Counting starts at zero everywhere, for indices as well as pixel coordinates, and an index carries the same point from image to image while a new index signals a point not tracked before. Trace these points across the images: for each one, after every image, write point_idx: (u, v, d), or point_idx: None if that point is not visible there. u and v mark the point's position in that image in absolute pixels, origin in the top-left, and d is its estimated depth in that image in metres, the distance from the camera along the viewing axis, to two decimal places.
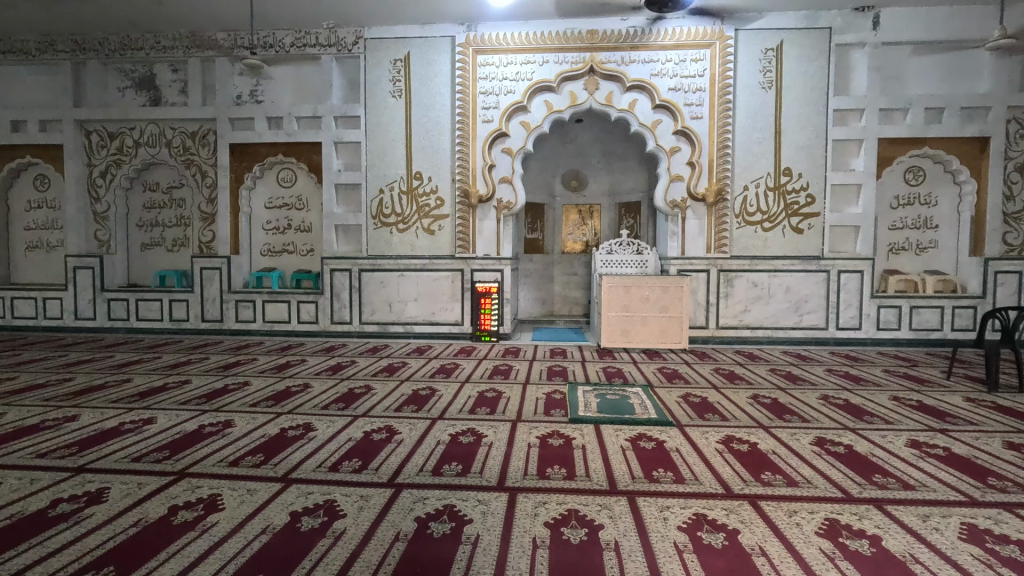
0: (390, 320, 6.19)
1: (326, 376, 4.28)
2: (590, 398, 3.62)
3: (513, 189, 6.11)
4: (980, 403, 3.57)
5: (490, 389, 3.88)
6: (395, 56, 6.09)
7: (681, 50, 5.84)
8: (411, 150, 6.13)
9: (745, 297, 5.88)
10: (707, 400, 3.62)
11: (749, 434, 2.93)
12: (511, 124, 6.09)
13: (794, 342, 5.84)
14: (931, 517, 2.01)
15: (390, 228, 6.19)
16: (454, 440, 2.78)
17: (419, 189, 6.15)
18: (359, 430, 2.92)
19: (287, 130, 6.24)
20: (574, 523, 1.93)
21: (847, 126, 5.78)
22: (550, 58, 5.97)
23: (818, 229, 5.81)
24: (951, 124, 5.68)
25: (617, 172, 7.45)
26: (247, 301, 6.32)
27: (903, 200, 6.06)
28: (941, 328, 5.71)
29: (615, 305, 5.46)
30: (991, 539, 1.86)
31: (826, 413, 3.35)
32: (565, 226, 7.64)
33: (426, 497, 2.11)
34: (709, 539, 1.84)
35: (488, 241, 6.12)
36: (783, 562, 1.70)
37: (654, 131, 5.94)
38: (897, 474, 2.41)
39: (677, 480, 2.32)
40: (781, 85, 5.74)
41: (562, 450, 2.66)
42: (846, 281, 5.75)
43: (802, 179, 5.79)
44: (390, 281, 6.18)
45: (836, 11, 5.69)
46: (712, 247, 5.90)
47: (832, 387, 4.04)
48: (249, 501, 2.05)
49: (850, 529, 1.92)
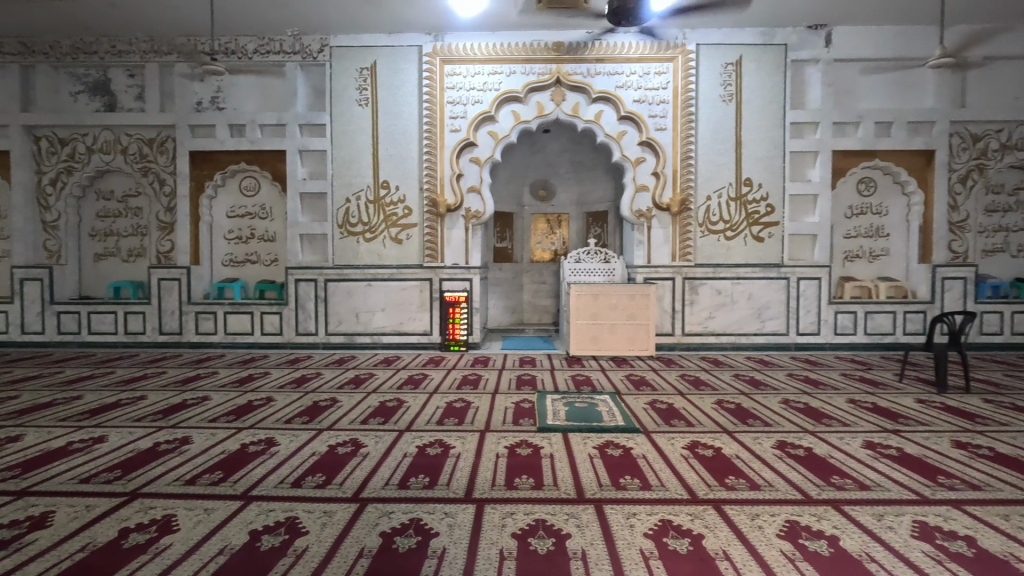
0: (357, 331, 6.10)
1: (290, 389, 4.17)
2: (558, 407, 3.63)
3: (481, 198, 6.12)
4: (930, 404, 3.72)
5: (459, 399, 3.86)
6: (361, 64, 6.05)
7: (645, 63, 5.97)
8: (379, 160, 6.08)
9: (709, 304, 6.01)
10: (674, 406, 3.68)
11: (713, 439, 2.99)
12: (479, 134, 6.10)
13: (757, 347, 5.99)
14: (885, 516, 2.08)
15: (357, 237, 6.11)
16: (421, 452, 2.75)
17: (386, 198, 6.10)
18: (323, 444, 2.86)
19: (250, 138, 6.13)
20: (541, 533, 1.93)
21: (804, 138, 5.99)
22: (518, 68, 6.02)
23: (778, 238, 5.99)
24: (899, 138, 5.96)
25: (584, 181, 7.54)
26: (208, 313, 6.14)
27: (857, 209, 6.30)
28: (893, 332, 5.95)
29: (583, 313, 5.50)
30: (941, 536, 1.93)
31: (787, 416, 3.44)
32: (533, 235, 7.69)
33: (392, 511, 2.08)
34: (674, 545, 1.86)
35: (456, 250, 6.10)
36: (745, 566, 1.72)
37: (619, 141, 6.04)
38: (853, 475, 2.49)
39: (643, 487, 2.34)
40: (740, 98, 5.92)
41: (530, 460, 2.65)
42: (804, 288, 5.95)
43: (762, 189, 5.97)
44: (358, 290, 6.09)
45: (792, 28, 5.92)
46: (676, 255, 6.01)
47: (792, 391, 4.16)
48: (206, 521, 1.98)
49: (809, 530, 1.97)
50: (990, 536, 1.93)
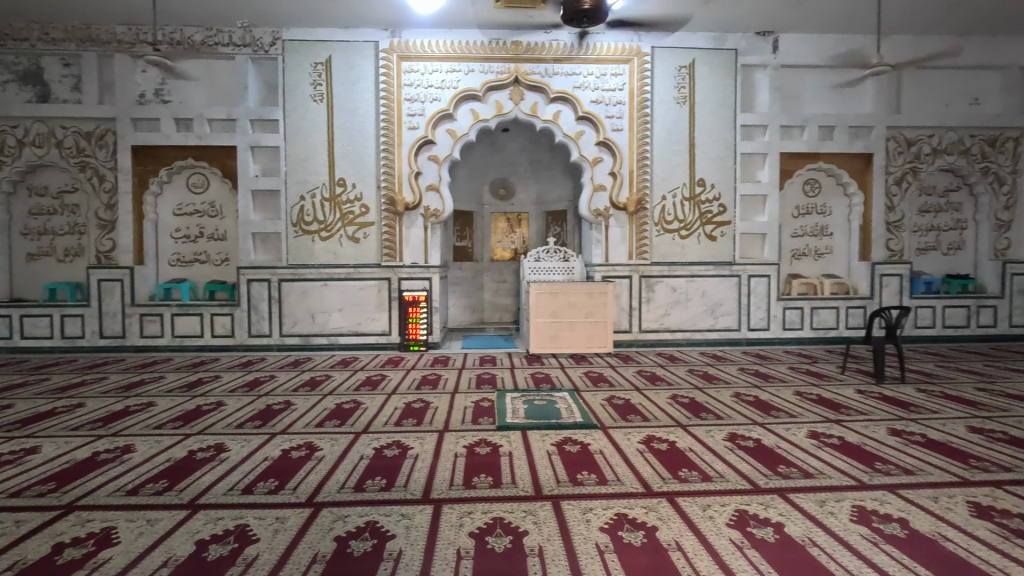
0: (313, 332, 5.95)
1: (242, 393, 4.03)
2: (518, 405, 3.65)
3: (440, 196, 6.08)
4: (870, 394, 3.92)
5: (418, 399, 3.82)
6: (315, 59, 5.91)
7: (602, 64, 6.05)
8: (334, 156, 5.96)
9: (665, 301, 6.15)
10: (631, 402, 3.75)
11: (668, 433, 3.06)
12: (438, 132, 6.06)
13: (711, 343, 6.18)
14: (827, 502, 2.18)
15: (313, 236, 5.96)
16: (378, 454, 2.71)
17: (342, 196, 5.98)
18: (276, 449, 2.78)
19: (197, 133, 5.89)
20: (499, 531, 1.93)
21: (753, 141, 6.21)
22: (476, 67, 6.00)
23: (730, 237, 6.19)
24: (841, 141, 6.25)
25: (544, 180, 7.58)
26: (153, 315, 5.88)
27: (803, 209, 6.58)
28: (837, 326, 6.24)
29: (543, 312, 5.54)
30: (877, 519, 2.04)
31: (738, 409, 3.56)
32: (493, 234, 7.69)
33: (347, 515, 2.04)
34: (629, 538, 1.89)
35: (415, 249, 6.04)
36: (696, 555, 1.78)
37: (577, 141, 6.10)
38: (798, 464, 2.60)
39: (600, 482, 2.38)
40: (693, 101, 6.08)
41: (489, 459, 2.66)
42: (755, 285, 6.18)
43: (715, 189, 6.15)
44: (313, 290, 5.95)
45: (742, 34, 6.12)
46: (633, 254, 6.12)
47: (743, 384, 4.31)
48: (149, 533, 1.90)
49: (757, 518, 2.05)
50: (921, 518, 2.05)
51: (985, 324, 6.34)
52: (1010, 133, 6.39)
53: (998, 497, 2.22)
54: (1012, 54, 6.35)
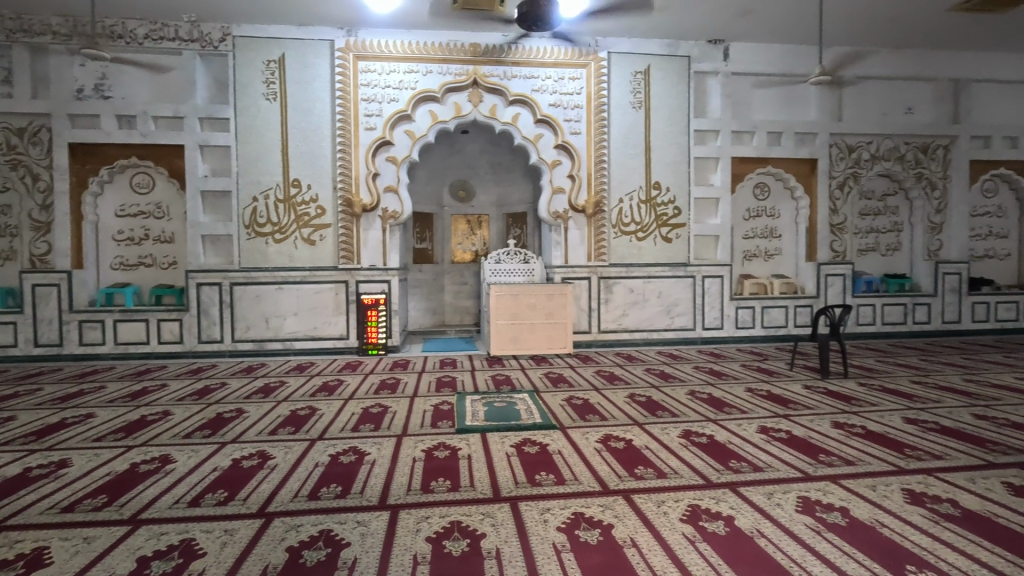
0: (267, 337, 5.78)
1: (190, 401, 3.88)
2: (478, 407, 3.64)
3: (398, 198, 6.02)
4: (815, 389, 4.09)
5: (376, 404, 3.76)
6: (268, 57, 5.75)
7: (560, 68, 6.11)
8: (288, 156, 5.81)
9: (623, 302, 6.25)
10: (589, 402, 3.80)
11: (625, 431, 3.12)
12: (395, 133, 5.99)
13: (667, 342, 6.32)
14: (775, 494, 2.27)
15: (266, 238, 5.79)
16: (334, 461, 2.66)
17: (297, 197, 5.84)
18: (226, 459, 2.69)
19: (142, 131, 5.64)
20: (456, 535, 1.93)
21: (706, 145, 6.40)
22: (434, 68, 5.97)
23: (685, 238, 6.36)
24: (788, 147, 6.51)
25: (503, 182, 7.60)
26: (94, 322, 5.58)
27: (753, 212, 6.82)
28: (786, 325, 6.50)
29: (503, 313, 5.55)
30: (821, 508, 2.14)
31: (693, 407, 3.66)
32: (453, 236, 7.66)
33: (300, 524, 1.99)
34: (585, 536, 1.92)
35: (373, 251, 5.95)
36: (650, 551, 1.82)
37: (536, 144, 6.15)
38: (748, 458, 2.69)
39: (558, 481, 2.40)
40: (649, 105, 6.22)
41: (448, 462, 2.64)
42: (709, 286, 6.37)
43: (670, 193, 6.31)
44: (267, 294, 5.78)
45: (694, 42, 6.30)
46: (592, 256, 6.20)
47: (698, 382, 4.43)
48: (86, 551, 1.80)
49: (708, 512, 2.11)
50: (860, 506, 2.15)
51: (920, 320, 6.72)
52: (940, 141, 6.81)
53: (930, 484, 2.36)
54: (941, 67, 6.77)
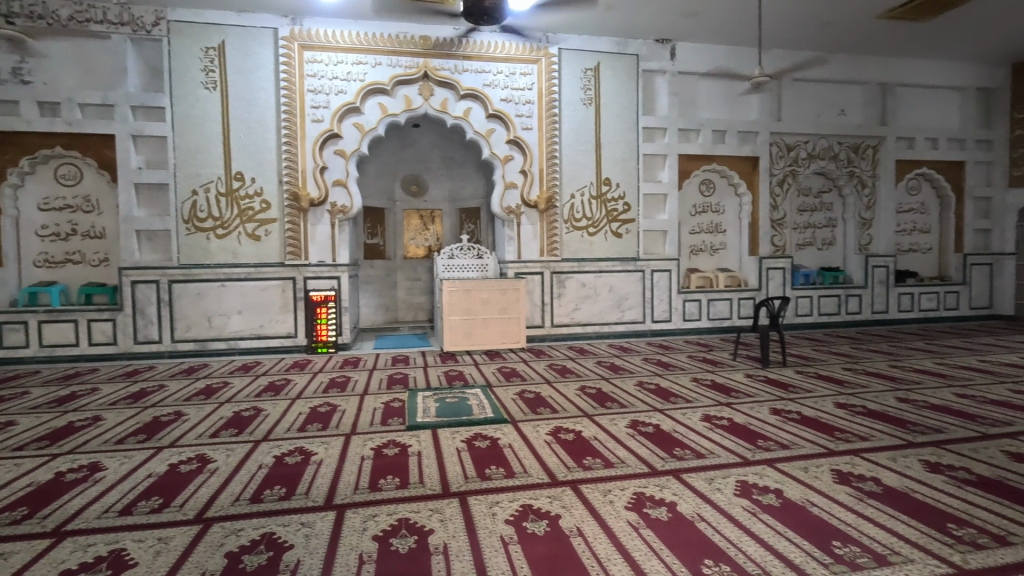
0: (210, 337, 5.55)
1: (124, 405, 3.68)
2: (429, 404, 3.60)
3: (348, 192, 5.89)
4: (756, 378, 4.28)
5: (325, 403, 3.68)
6: (206, 44, 5.49)
7: (511, 63, 6.12)
8: (230, 148, 5.58)
9: (575, 297, 6.34)
10: (541, 395, 3.84)
11: (575, 423, 3.17)
12: (344, 126, 5.85)
13: (618, 335, 6.46)
14: (715, 479, 2.36)
15: (207, 233, 5.55)
16: (279, 463, 2.59)
17: (240, 191, 5.62)
18: (162, 464, 2.57)
19: (66, 119, 5.29)
20: (404, 532, 1.91)
21: (655, 143, 6.56)
22: (383, 60, 5.86)
23: (634, 233, 6.50)
24: (731, 145, 6.76)
25: (456, 177, 7.56)
26: (16, 323, 5.21)
27: (700, 208, 7.03)
28: (730, 316, 6.77)
29: (456, 309, 5.53)
30: (757, 491, 2.24)
31: (641, 397, 3.76)
32: (406, 231, 7.55)
33: (241, 529, 1.93)
34: (533, 527, 1.94)
35: (322, 246, 5.81)
36: (596, 539, 1.86)
37: (488, 139, 6.12)
38: (691, 445, 2.79)
39: (508, 475, 2.42)
40: (599, 102, 6.31)
41: (398, 459, 2.62)
42: (657, 280, 6.55)
43: (620, 189, 6.43)
44: (209, 292, 5.54)
45: (642, 41, 6.43)
46: (545, 251, 6.25)
47: (647, 373, 4.56)
48: (2, 568, 1.69)
49: (652, 499, 2.17)
50: (793, 487, 2.27)
51: (853, 311, 7.12)
52: (869, 141, 7.22)
53: (856, 464, 2.51)
54: (870, 72, 7.17)
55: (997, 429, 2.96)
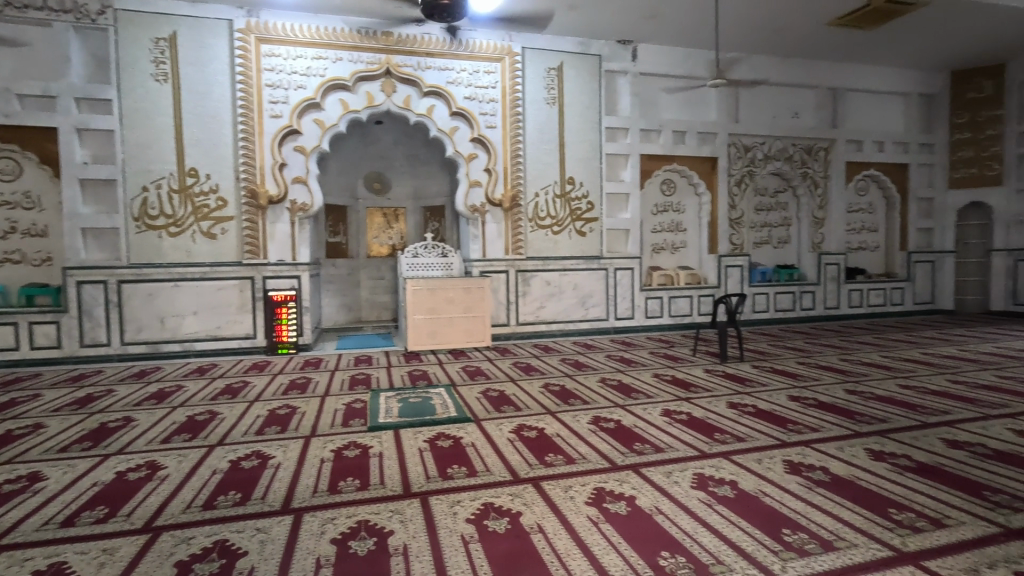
0: (163, 339, 5.35)
1: (68, 412, 3.51)
2: (392, 404, 3.57)
3: (308, 189, 5.77)
4: (715, 373, 4.39)
5: (284, 405, 3.59)
6: (156, 34, 5.28)
7: (475, 61, 6.10)
8: (182, 143, 5.38)
9: (540, 295, 6.37)
10: (505, 393, 3.85)
11: (538, 421, 3.19)
12: (304, 122, 5.72)
13: (583, 333, 6.53)
14: (673, 472, 2.41)
15: (159, 232, 5.35)
16: (235, 467, 2.52)
17: (194, 188, 5.43)
18: (109, 472, 2.47)
19: (3, 110, 5.01)
20: (363, 534, 1.89)
21: (617, 142, 6.65)
22: (344, 55, 5.75)
23: (598, 232, 6.58)
24: (691, 145, 6.92)
25: (420, 175, 7.49)
26: None
27: (661, 207, 7.16)
28: (691, 313, 6.94)
29: (420, 308, 5.48)
30: (713, 483, 2.30)
31: (603, 393, 3.81)
32: (369, 229, 7.44)
33: (192, 537, 1.87)
34: (494, 526, 1.95)
35: (281, 245, 5.67)
36: (556, 536, 1.87)
37: (452, 137, 6.09)
38: (651, 440, 2.84)
39: (470, 474, 2.42)
40: (562, 102, 6.35)
41: (359, 461, 2.58)
42: (620, 278, 6.65)
43: (583, 188, 6.49)
44: (161, 292, 5.34)
45: (604, 41, 6.51)
46: (509, 249, 6.26)
47: (609, 369, 4.63)
48: None
49: (612, 494, 2.20)
50: (747, 478, 2.34)
51: (807, 306, 7.39)
52: (821, 143, 7.50)
53: (806, 454, 2.60)
54: (822, 76, 7.44)
55: (936, 418, 3.12)
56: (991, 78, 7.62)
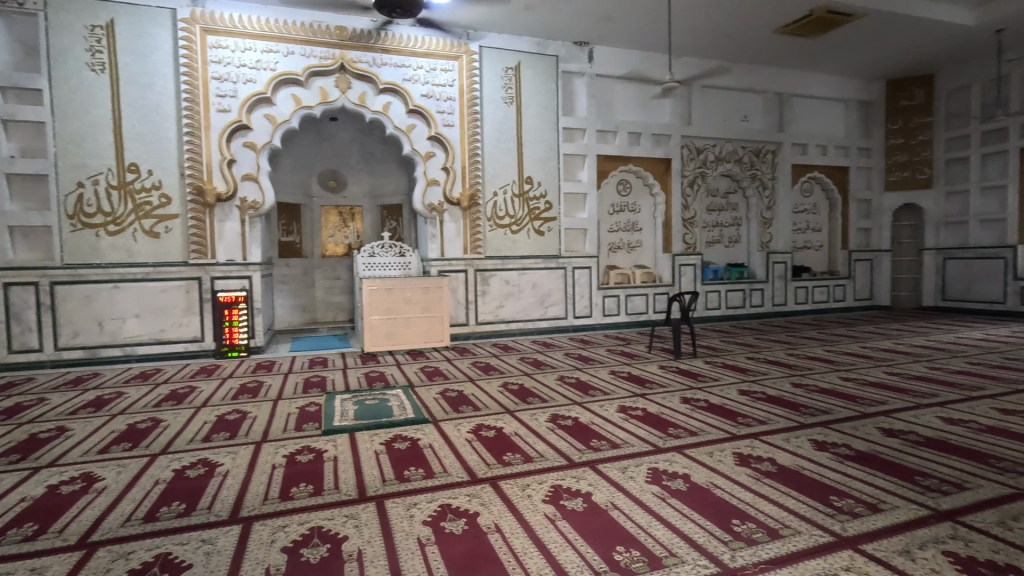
0: (102, 343, 5.07)
1: None
2: (347, 407, 3.49)
3: (259, 187, 5.59)
4: (670, 369, 4.50)
5: (233, 410, 3.46)
6: (91, 22, 5.00)
7: (432, 58, 6.04)
8: (122, 137, 5.11)
9: (498, 294, 6.37)
10: (463, 393, 3.83)
11: (496, 420, 3.19)
12: (254, 117, 5.53)
13: (542, 331, 6.57)
14: (628, 468, 2.45)
15: (96, 230, 5.06)
16: (179, 476, 2.41)
17: (135, 184, 5.17)
18: (39, 486, 2.32)
19: None
20: (316, 541, 1.84)
21: (574, 143, 6.73)
22: (296, 49, 5.59)
23: (556, 232, 6.63)
24: (646, 146, 7.07)
25: (376, 173, 7.37)
26: None
27: (618, 207, 7.28)
28: (647, 311, 7.09)
29: (377, 309, 5.39)
30: (667, 477, 2.35)
31: (561, 391, 3.84)
32: (324, 228, 7.27)
33: (131, 551, 1.78)
34: (451, 527, 1.93)
35: (231, 244, 5.48)
36: (513, 535, 1.87)
37: (409, 135, 6.01)
38: (608, 436, 2.88)
39: (426, 475, 2.39)
40: (520, 101, 6.37)
41: (312, 465, 2.52)
42: (579, 277, 6.73)
43: (541, 187, 6.53)
44: (100, 294, 5.05)
45: (561, 42, 6.57)
46: (468, 248, 6.24)
47: (568, 367, 4.67)
48: None
49: (569, 491, 2.22)
50: (699, 471, 2.41)
51: (756, 303, 7.66)
52: (769, 146, 7.79)
53: (755, 446, 2.70)
54: (769, 82, 7.73)
55: (874, 408, 3.29)
56: (922, 87, 8.11)
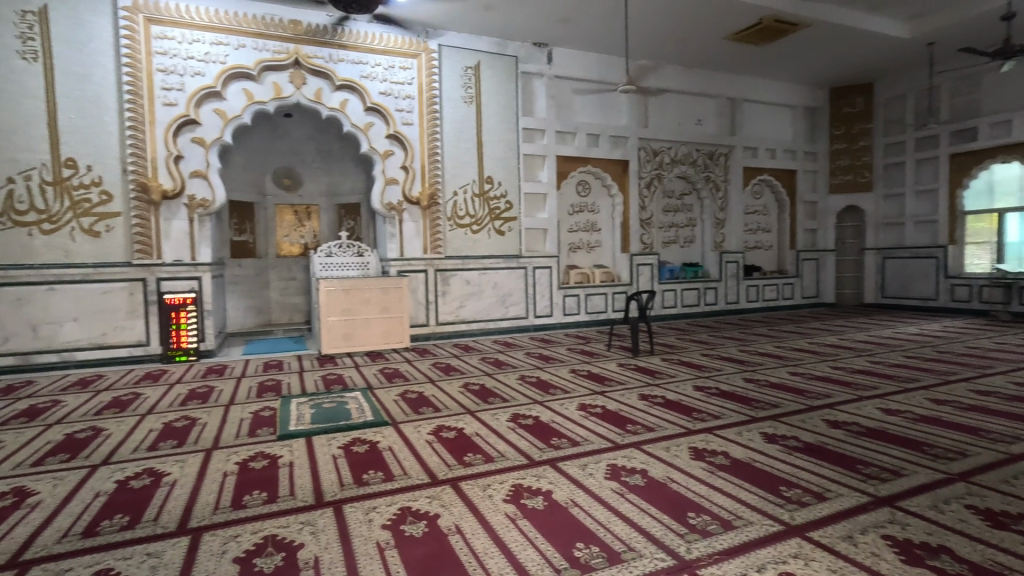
0: (35, 349, 4.77)
1: None
2: (304, 410, 3.41)
3: (208, 184, 5.38)
4: (629, 366, 4.58)
5: (181, 417, 3.32)
6: (23, 7, 4.70)
7: (390, 56, 5.96)
8: (57, 130, 4.82)
9: (459, 294, 6.34)
10: (423, 394, 3.80)
11: (457, 421, 3.17)
12: (202, 112, 5.32)
13: (503, 330, 6.58)
14: (588, 464, 2.49)
15: (29, 229, 4.75)
16: (122, 488, 2.29)
17: (72, 180, 4.89)
18: None
19: None
20: (270, 550, 1.79)
21: (534, 143, 6.77)
22: (247, 42, 5.41)
23: (516, 231, 6.65)
24: (604, 148, 7.18)
25: (333, 171, 7.20)
26: None
27: (577, 208, 7.36)
28: (606, 310, 7.20)
29: (334, 310, 5.28)
30: (625, 473, 2.40)
31: (522, 391, 3.85)
32: (278, 227, 7.06)
33: (68, 568, 1.68)
34: (410, 530, 1.91)
35: (178, 244, 5.26)
36: (474, 536, 1.87)
37: (367, 133, 5.91)
38: (568, 434, 2.91)
39: (386, 479, 2.36)
40: (479, 101, 6.36)
41: (267, 472, 2.44)
42: (539, 276, 6.77)
43: (501, 187, 6.53)
44: (33, 296, 4.75)
45: (520, 43, 6.60)
46: (428, 248, 6.18)
47: (529, 367, 4.69)
48: None
49: (530, 490, 2.24)
50: (656, 466, 2.46)
51: (710, 302, 7.90)
52: (722, 149, 8.04)
53: (709, 440, 2.78)
54: (721, 87, 7.98)
55: (819, 401, 3.44)
56: (862, 95, 8.54)
